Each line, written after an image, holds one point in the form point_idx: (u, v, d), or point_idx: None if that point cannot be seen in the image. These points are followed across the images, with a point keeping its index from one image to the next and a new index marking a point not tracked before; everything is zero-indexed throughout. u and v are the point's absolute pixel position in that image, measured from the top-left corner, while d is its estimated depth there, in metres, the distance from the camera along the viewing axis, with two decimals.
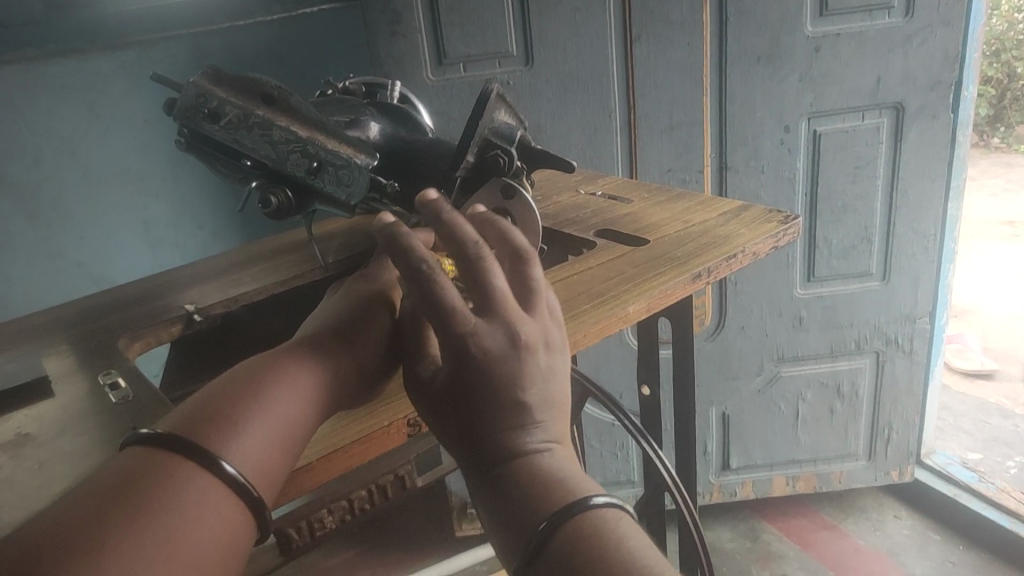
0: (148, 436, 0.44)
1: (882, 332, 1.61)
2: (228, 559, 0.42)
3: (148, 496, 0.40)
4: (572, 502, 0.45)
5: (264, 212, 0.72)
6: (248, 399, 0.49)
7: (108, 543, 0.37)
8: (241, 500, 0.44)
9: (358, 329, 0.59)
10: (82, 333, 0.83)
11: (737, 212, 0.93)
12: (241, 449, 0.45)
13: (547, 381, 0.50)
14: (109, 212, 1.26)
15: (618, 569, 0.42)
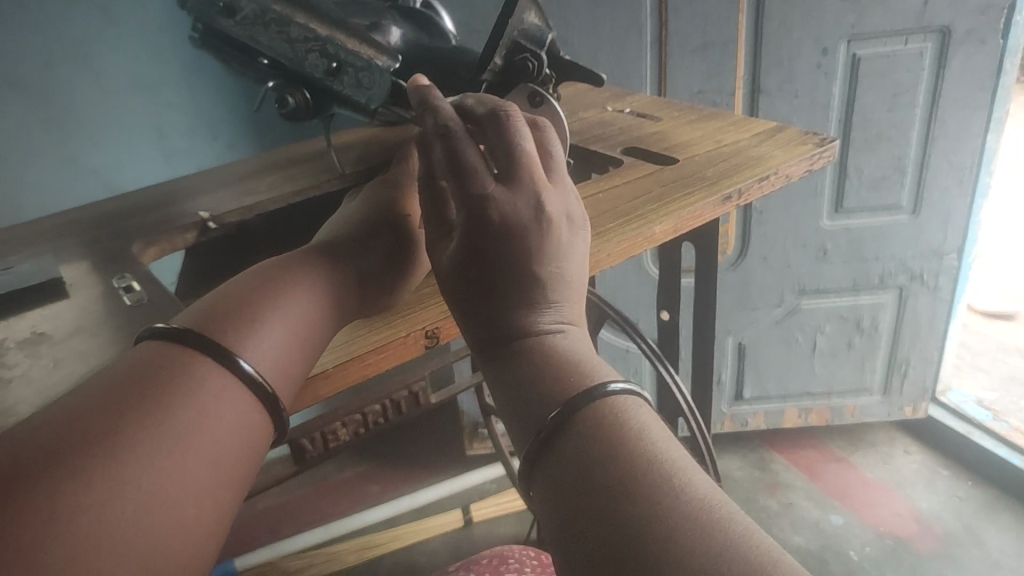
0: (162, 331, 0.42)
1: (907, 267, 1.57)
2: (246, 460, 0.41)
3: (164, 389, 0.39)
4: (589, 386, 0.42)
5: (280, 112, 0.71)
6: (265, 301, 0.48)
7: (124, 434, 0.36)
8: (259, 399, 0.43)
9: (371, 241, 0.58)
10: (97, 237, 0.82)
11: (771, 134, 0.89)
12: (258, 347, 0.44)
13: (564, 260, 0.50)
14: (124, 118, 1.24)
15: (637, 452, 0.38)
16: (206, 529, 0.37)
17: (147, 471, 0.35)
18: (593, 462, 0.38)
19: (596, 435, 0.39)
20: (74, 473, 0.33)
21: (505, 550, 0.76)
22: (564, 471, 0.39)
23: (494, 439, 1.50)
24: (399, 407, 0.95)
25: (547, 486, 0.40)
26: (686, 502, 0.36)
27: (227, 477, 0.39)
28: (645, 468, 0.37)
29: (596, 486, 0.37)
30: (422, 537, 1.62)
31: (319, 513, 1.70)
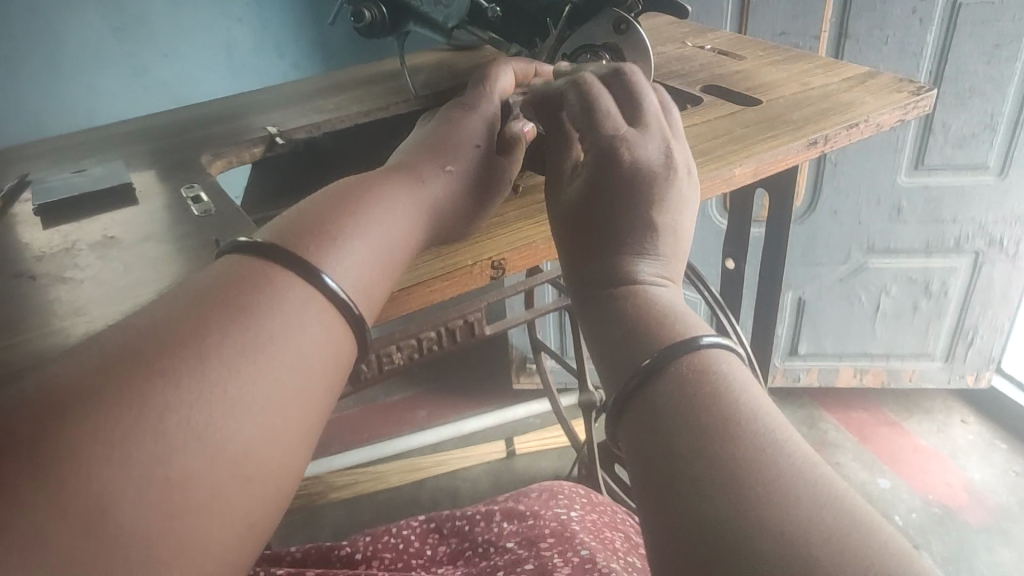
0: (246, 243, 0.41)
1: (986, 231, 1.50)
2: (333, 375, 0.40)
3: (252, 297, 0.38)
4: (682, 340, 0.41)
5: (357, 27, 0.72)
6: (347, 216, 0.45)
7: (212, 339, 0.35)
8: (343, 318, 0.41)
9: (453, 155, 0.55)
10: (165, 146, 0.82)
11: (862, 79, 0.84)
12: (341, 263, 0.42)
13: (681, 213, 0.49)
14: (194, 31, 1.23)
15: (730, 411, 0.37)
16: (292, 439, 0.37)
17: (234, 378, 0.35)
18: (683, 415, 0.37)
19: (687, 388, 0.38)
20: (163, 375, 0.33)
21: (555, 485, 0.76)
22: (653, 421, 0.38)
23: (542, 376, 1.50)
24: (454, 335, 0.95)
25: (634, 435, 0.39)
26: (779, 464, 0.34)
27: (314, 391, 0.38)
28: (737, 426, 0.36)
29: (684, 443, 0.36)
30: (465, 466, 1.66)
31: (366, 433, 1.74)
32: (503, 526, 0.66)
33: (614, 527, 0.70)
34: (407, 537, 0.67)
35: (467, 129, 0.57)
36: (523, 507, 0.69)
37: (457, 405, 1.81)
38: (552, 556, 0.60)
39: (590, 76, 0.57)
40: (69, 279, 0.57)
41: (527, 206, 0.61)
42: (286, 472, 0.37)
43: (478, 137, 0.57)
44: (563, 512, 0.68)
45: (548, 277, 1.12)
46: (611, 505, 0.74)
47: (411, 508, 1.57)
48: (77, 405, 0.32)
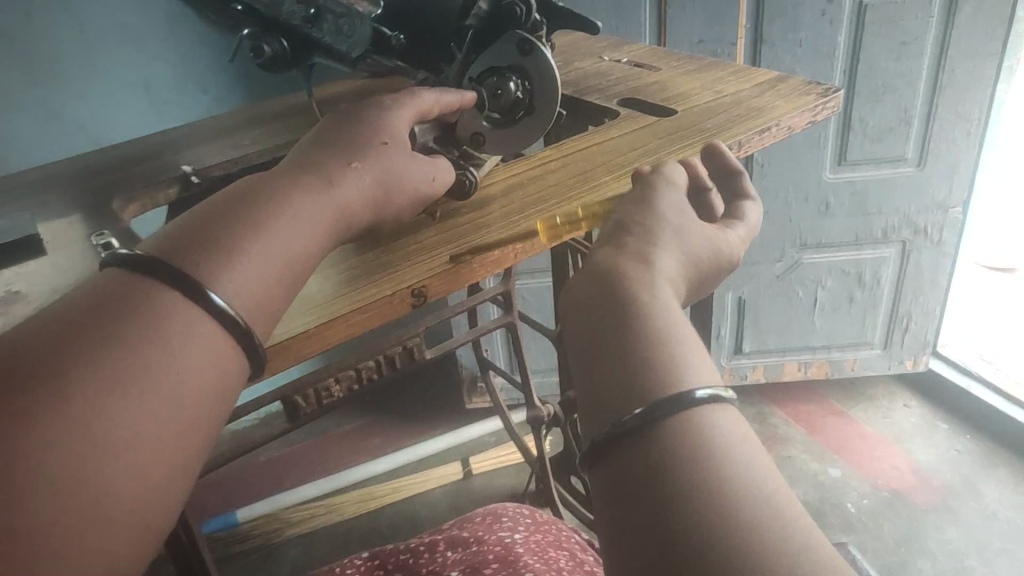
0: (128, 258, 0.39)
1: (911, 220, 1.54)
2: (219, 401, 0.38)
3: (126, 325, 0.36)
4: (676, 396, 0.36)
5: (257, 61, 0.70)
6: (245, 224, 0.43)
7: (75, 372, 0.34)
8: (230, 335, 0.39)
9: (363, 146, 0.53)
10: (77, 192, 0.80)
11: (773, 84, 0.86)
12: (233, 278, 0.40)
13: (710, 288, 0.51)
14: (108, 71, 1.20)
15: (719, 495, 0.33)
16: (169, 471, 0.35)
17: (99, 412, 0.33)
18: (675, 491, 0.33)
19: (679, 456, 0.34)
20: (13, 414, 0.32)
21: (499, 507, 0.75)
22: (638, 485, 0.34)
23: (491, 394, 1.49)
24: (393, 362, 0.93)
25: (612, 496, 0.35)
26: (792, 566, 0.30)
27: (195, 419, 0.36)
28: (738, 515, 0.32)
29: (663, 528, 0.33)
30: (422, 489, 1.64)
31: (318, 465, 1.71)
32: (448, 555, 0.66)
33: (559, 545, 0.69)
34: None
35: (375, 128, 0.55)
36: (467, 534, 0.69)
37: (409, 430, 1.79)
38: None
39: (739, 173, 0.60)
40: None
41: (447, 232, 0.61)
42: (162, 505, 0.35)
43: (388, 134, 0.55)
44: (507, 536, 0.68)
45: (487, 295, 1.11)
46: (555, 523, 0.74)
47: (368, 538, 1.54)
48: None
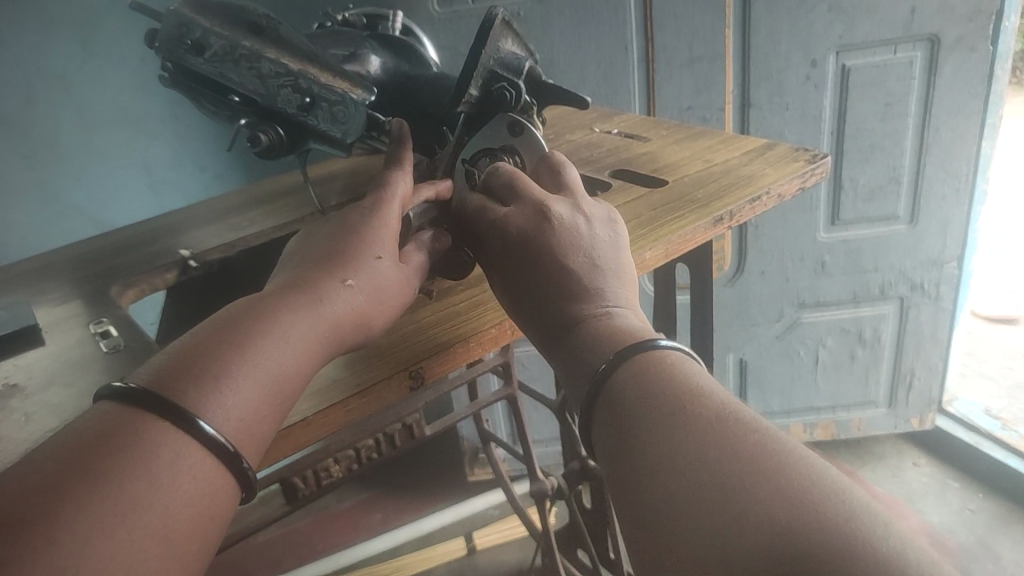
0: (121, 391, 0.36)
1: (907, 277, 1.55)
2: (210, 527, 0.35)
3: (111, 460, 0.33)
4: (635, 345, 0.46)
5: (253, 150, 0.68)
6: (234, 346, 0.40)
7: (63, 512, 0.31)
8: (221, 465, 0.37)
9: (362, 251, 0.50)
10: (76, 279, 0.80)
11: (761, 151, 0.87)
12: (222, 405, 0.38)
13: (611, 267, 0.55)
14: (109, 156, 1.22)
15: (680, 409, 0.40)
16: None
17: (89, 554, 0.30)
18: (644, 407, 0.42)
19: (652, 396, 0.42)
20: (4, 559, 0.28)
21: None
22: (624, 427, 0.42)
23: (494, 466, 1.47)
24: (393, 441, 0.92)
25: (613, 444, 0.43)
26: (737, 436, 0.38)
27: (183, 556, 0.34)
28: (691, 408, 0.40)
29: (644, 451, 0.40)
30: (426, 567, 1.60)
31: (319, 545, 1.67)
32: None
33: None
34: None
35: (370, 237, 0.52)
36: None
37: (412, 505, 1.76)
38: None
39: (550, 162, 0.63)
40: None
41: (444, 310, 0.61)
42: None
43: (382, 245, 0.52)
44: None
45: (486, 366, 1.12)
46: None
47: None
48: None
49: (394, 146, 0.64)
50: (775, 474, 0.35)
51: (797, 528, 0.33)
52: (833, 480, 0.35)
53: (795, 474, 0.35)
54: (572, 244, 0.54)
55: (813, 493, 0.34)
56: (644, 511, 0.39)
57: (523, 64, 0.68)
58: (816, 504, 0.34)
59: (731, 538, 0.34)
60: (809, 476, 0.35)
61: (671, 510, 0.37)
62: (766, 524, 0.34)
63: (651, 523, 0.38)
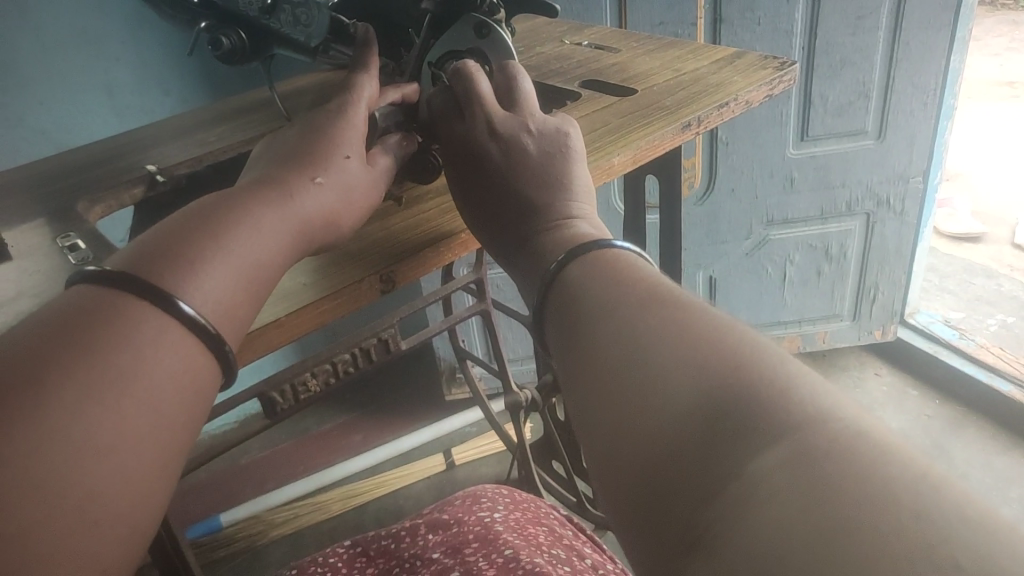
0: (93, 273, 0.36)
1: (873, 192, 1.57)
2: (196, 401, 0.36)
3: (95, 333, 0.33)
4: (586, 246, 0.46)
5: (213, 53, 0.70)
6: (208, 236, 0.40)
7: (49, 380, 0.31)
8: (203, 344, 0.37)
9: (331, 151, 0.51)
10: (42, 196, 0.79)
11: (730, 60, 0.87)
12: (200, 288, 0.38)
13: (567, 178, 0.55)
14: (68, 76, 1.19)
15: (622, 297, 0.41)
16: (148, 480, 0.33)
17: (77, 418, 0.31)
18: (592, 296, 0.42)
19: (598, 289, 0.42)
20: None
21: (478, 489, 0.76)
22: (569, 318, 0.43)
23: (470, 383, 1.49)
24: (369, 355, 0.94)
25: (560, 336, 0.43)
26: (671, 311, 0.38)
27: (168, 427, 0.34)
28: (630, 295, 0.40)
29: (584, 337, 0.40)
30: (406, 483, 1.64)
31: (300, 465, 1.70)
32: (429, 537, 0.66)
33: (538, 522, 0.70)
34: (333, 564, 0.65)
35: (340, 138, 0.52)
36: (447, 516, 0.69)
37: (391, 424, 1.79)
38: (478, 560, 0.60)
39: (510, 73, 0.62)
40: None
41: (414, 216, 0.61)
42: (148, 512, 0.33)
43: (351, 147, 0.52)
44: (486, 516, 0.68)
45: (461, 283, 1.11)
46: (535, 501, 0.75)
47: (353, 532, 1.54)
48: None
49: (358, 52, 0.63)
50: (699, 336, 0.36)
51: (714, 378, 0.33)
52: (756, 341, 0.35)
53: (718, 336, 0.35)
54: (524, 158, 0.55)
55: (733, 349, 0.34)
56: (579, 384, 0.39)
57: None
58: (734, 357, 0.34)
59: (647, 404, 0.34)
60: (732, 338, 0.35)
61: (603, 376, 0.37)
62: (687, 377, 0.34)
63: (584, 394, 0.38)
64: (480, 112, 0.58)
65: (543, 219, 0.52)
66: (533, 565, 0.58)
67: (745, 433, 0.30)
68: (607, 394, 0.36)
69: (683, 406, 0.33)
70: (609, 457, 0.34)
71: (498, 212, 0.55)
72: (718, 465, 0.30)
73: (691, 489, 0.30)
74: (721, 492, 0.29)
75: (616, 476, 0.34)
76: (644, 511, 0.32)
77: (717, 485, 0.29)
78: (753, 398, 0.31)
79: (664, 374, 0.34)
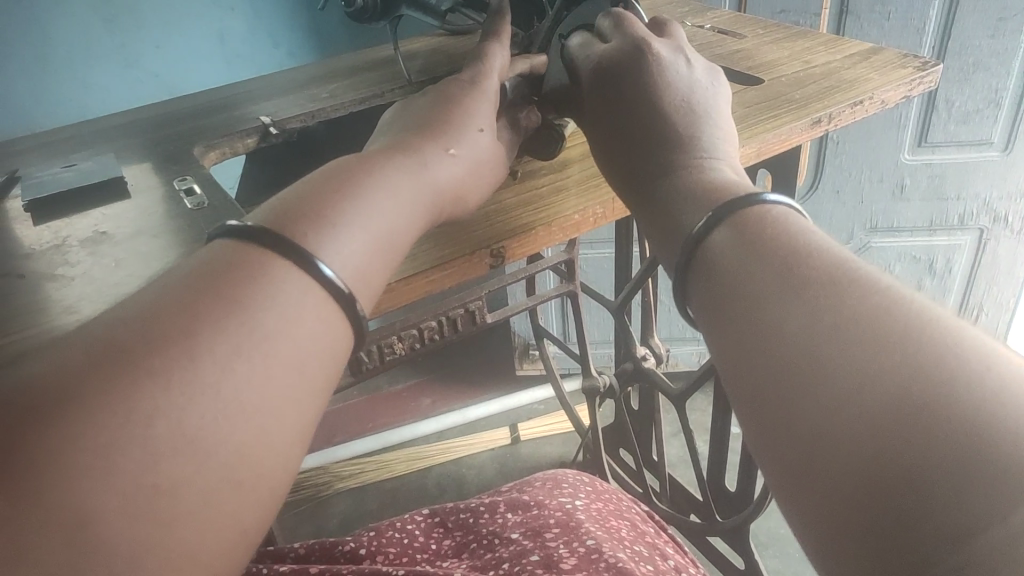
0: (237, 228, 0.36)
1: (990, 208, 1.48)
2: (332, 367, 0.36)
3: (243, 290, 0.33)
4: (748, 204, 0.41)
5: (346, 10, 0.73)
6: (346, 198, 0.40)
7: (202, 334, 0.31)
8: (342, 310, 0.36)
9: (464, 120, 0.50)
10: (158, 139, 0.81)
11: (866, 56, 0.82)
12: (340, 252, 0.37)
13: (709, 123, 0.51)
14: (185, 22, 1.21)
15: (781, 267, 0.36)
16: (287, 444, 0.33)
17: (227, 376, 0.31)
18: (756, 270, 0.37)
19: (766, 251, 0.38)
20: (150, 373, 0.29)
21: (559, 473, 0.75)
22: (723, 296, 0.38)
23: (545, 362, 1.46)
24: (455, 324, 0.93)
25: (716, 320, 0.39)
26: (864, 296, 0.33)
27: (307, 388, 0.34)
28: (803, 269, 0.35)
29: (749, 320, 0.36)
30: (472, 453, 1.65)
31: (369, 422, 1.73)
32: (508, 517, 0.65)
33: (620, 515, 0.69)
34: (411, 531, 0.65)
35: (473, 110, 0.51)
36: (527, 498, 0.68)
37: (461, 392, 1.80)
38: (558, 546, 0.58)
39: (663, 24, 0.61)
40: (59, 276, 0.56)
41: (529, 193, 0.60)
42: (282, 471, 0.33)
43: (483, 121, 0.51)
44: (567, 502, 0.67)
45: (551, 263, 1.09)
46: (615, 493, 0.74)
47: (415, 495, 1.56)
48: (50, 407, 0.28)
49: (492, 20, 0.62)
50: (907, 337, 0.30)
51: (929, 394, 0.28)
52: (978, 342, 0.29)
53: (928, 338, 0.30)
54: (666, 86, 0.52)
55: (951, 356, 0.28)
56: (754, 388, 0.35)
57: None
58: (956, 368, 0.28)
59: (850, 425, 0.29)
60: (946, 340, 0.29)
61: (792, 373, 0.33)
62: (897, 386, 0.29)
63: (762, 398, 0.34)
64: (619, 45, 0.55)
65: (685, 155, 0.49)
66: (616, 560, 0.56)
67: (984, 468, 0.25)
68: (800, 396, 0.32)
69: (890, 425, 0.28)
70: (809, 469, 0.31)
71: (634, 157, 0.51)
72: (956, 509, 0.25)
73: (925, 528, 0.26)
74: (966, 543, 0.25)
75: (819, 493, 0.30)
76: (860, 542, 0.28)
77: (959, 533, 0.25)
78: (989, 422, 0.26)
79: (869, 384, 0.29)
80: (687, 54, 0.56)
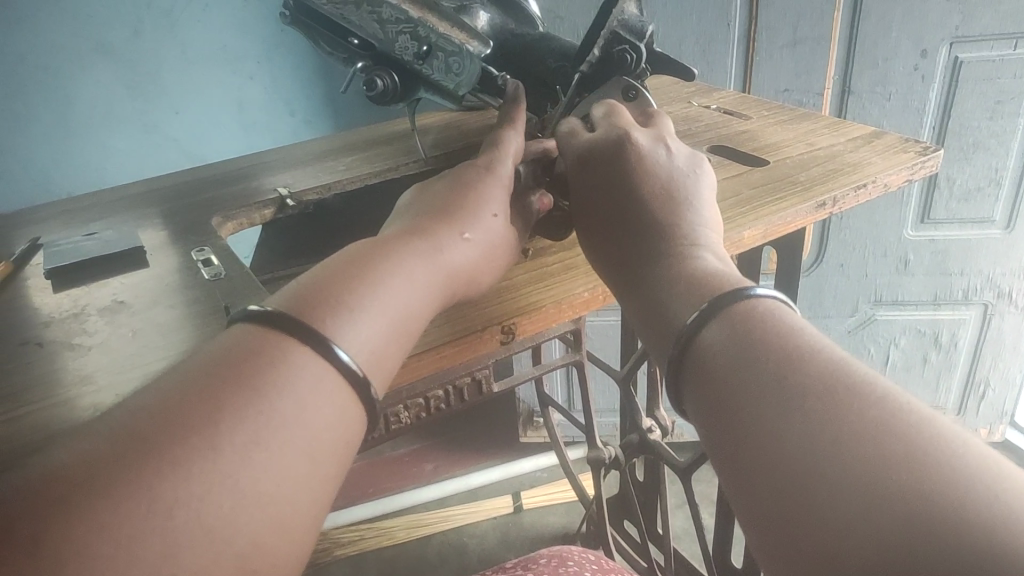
0: (258, 313, 0.37)
1: (994, 283, 1.49)
2: (347, 452, 0.36)
3: (262, 377, 0.34)
4: (737, 297, 0.41)
5: (368, 93, 0.73)
6: (364, 281, 0.41)
7: (223, 423, 0.32)
8: (356, 394, 0.37)
9: (479, 203, 0.51)
10: (178, 208, 0.83)
11: (868, 139, 0.84)
12: (357, 336, 0.38)
13: (694, 210, 0.54)
14: (206, 91, 1.25)
15: (770, 369, 0.36)
16: (301, 532, 0.33)
17: (246, 465, 0.32)
18: (747, 374, 0.37)
19: (752, 352, 0.38)
20: (173, 464, 0.30)
21: (565, 550, 0.74)
22: (715, 397, 0.38)
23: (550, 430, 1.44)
24: (461, 393, 0.93)
25: (708, 422, 0.39)
26: (857, 410, 0.33)
27: (322, 475, 0.34)
28: (792, 374, 0.36)
29: (743, 425, 0.36)
30: (473, 521, 1.62)
31: (371, 488, 1.71)
32: None
33: None
34: None
35: (487, 195, 0.52)
36: None
37: (464, 458, 1.78)
38: None
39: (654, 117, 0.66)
40: (76, 345, 0.57)
41: (539, 270, 0.61)
42: (295, 560, 0.33)
43: (498, 205, 0.52)
44: None
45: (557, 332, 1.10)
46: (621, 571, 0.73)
47: (415, 565, 1.53)
48: (76, 499, 0.28)
49: (507, 106, 0.64)
50: (907, 457, 0.30)
51: (940, 524, 0.28)
52: (974, 463, 0.30)
53: (926, 459, 0.30)
54: (650, 171, 0.55)
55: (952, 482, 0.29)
56: (756, 497, 0.35)
57: (645, 27, 0.69)
58: (962, 495, 0.28)
59: (861, 548, 0.30)
60: (947, 463, 0.30)
61: (794, 490, 0.33)
62: (905, 512, 0.29)
63: (767, 509, 0.34)
64: (605, 140, 0.58)
65: (673, 244, 0.50)
66: None
67: None
68: (805, 513, 0.32)
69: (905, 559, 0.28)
70: None
71: (625, 240, 0.53)
72: None
73: None
74: None
75: None
76: None
77: None
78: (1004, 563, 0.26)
79: (876, 508, 0.30)
80: (677, 145, 0.60)
